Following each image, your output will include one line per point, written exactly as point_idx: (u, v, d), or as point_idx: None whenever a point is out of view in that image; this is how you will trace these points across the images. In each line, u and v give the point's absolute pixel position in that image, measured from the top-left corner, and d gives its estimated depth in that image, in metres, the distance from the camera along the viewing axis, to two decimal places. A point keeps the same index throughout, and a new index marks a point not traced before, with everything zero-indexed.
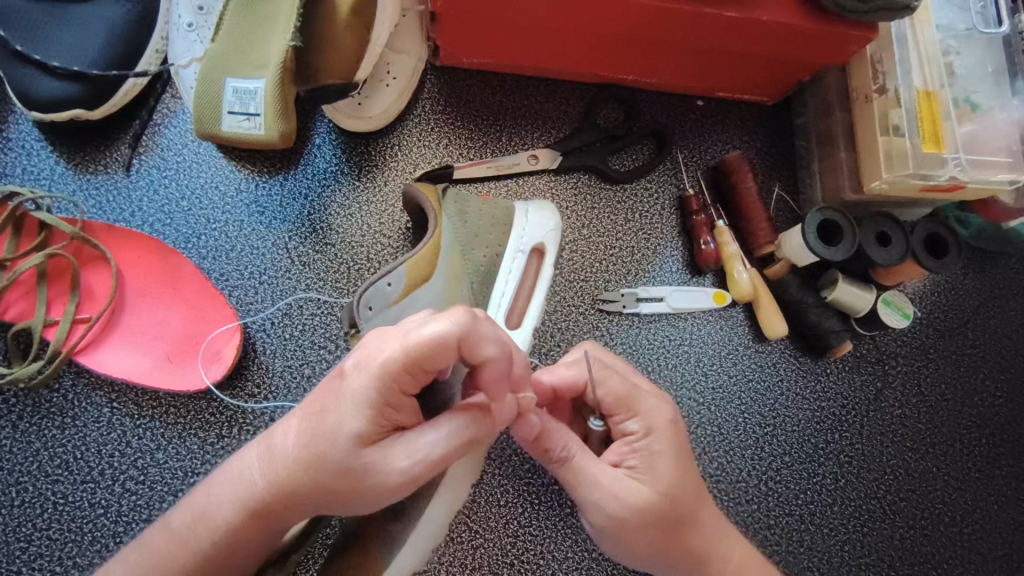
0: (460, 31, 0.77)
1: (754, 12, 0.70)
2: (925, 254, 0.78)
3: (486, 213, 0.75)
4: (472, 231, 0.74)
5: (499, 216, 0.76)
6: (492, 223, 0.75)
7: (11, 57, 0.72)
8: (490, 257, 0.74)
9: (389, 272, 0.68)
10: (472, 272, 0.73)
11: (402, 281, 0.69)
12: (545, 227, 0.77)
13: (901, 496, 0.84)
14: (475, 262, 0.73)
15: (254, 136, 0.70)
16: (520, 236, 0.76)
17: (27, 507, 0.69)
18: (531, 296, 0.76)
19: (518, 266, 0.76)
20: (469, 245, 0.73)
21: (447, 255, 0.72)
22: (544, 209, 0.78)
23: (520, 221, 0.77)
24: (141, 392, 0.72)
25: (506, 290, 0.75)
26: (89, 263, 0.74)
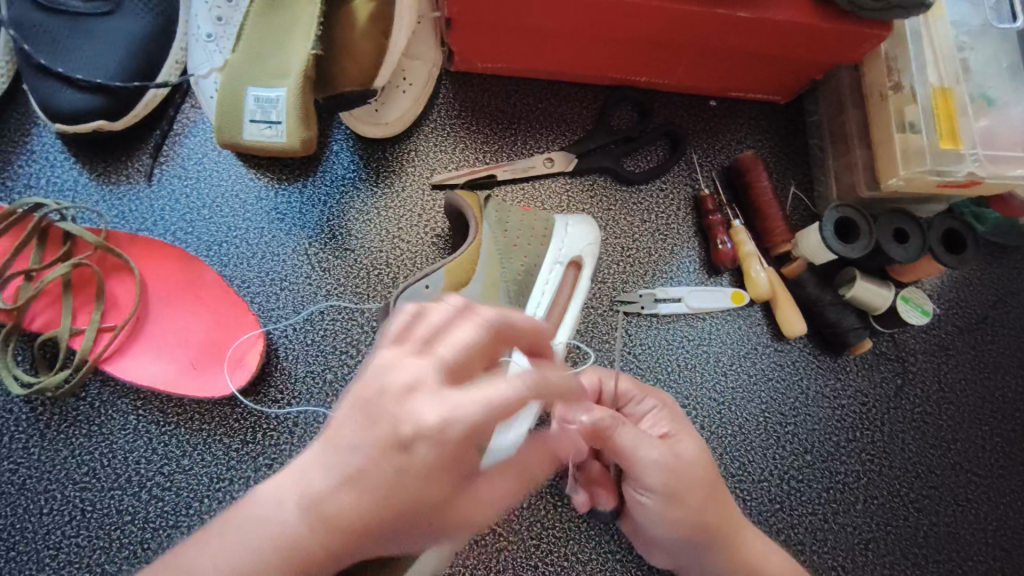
0: (474, 36, 0.78)
1: (767, 12, 0.70)
2: (943, 250, 0.78)
3: (525, 222, 0.76)
4: (511, 240, 0.75)
5: (538, 227, 0.76)
6: (530, 232, 0.76)
7: (34, 70, 0.73)
8: (529, 266, 0.76)
9: (428, 274, 0.69)
10: (506, 279, 0.75)
11: (439, 284, 0.70)
12: (583, 242, 0.78)
13: (924, 493, 0.84)
14: (512, 268, 0.75)
15: (277, 144, 0.70)
16: (557, 248, 0.77)
17: (55, 515, 0.69)
18: (569, 306, 0.77)
19: (555, 277, 0.77)
20: (507, 255, 0.74)
21: (486, 260, 0.73)
22: (584, 223, 0.79)
23: (560, 234, 0.78)
24: (165, 399, 0.73)
25: (542, 299, 0.76)
26: (113, 272, 0.74)
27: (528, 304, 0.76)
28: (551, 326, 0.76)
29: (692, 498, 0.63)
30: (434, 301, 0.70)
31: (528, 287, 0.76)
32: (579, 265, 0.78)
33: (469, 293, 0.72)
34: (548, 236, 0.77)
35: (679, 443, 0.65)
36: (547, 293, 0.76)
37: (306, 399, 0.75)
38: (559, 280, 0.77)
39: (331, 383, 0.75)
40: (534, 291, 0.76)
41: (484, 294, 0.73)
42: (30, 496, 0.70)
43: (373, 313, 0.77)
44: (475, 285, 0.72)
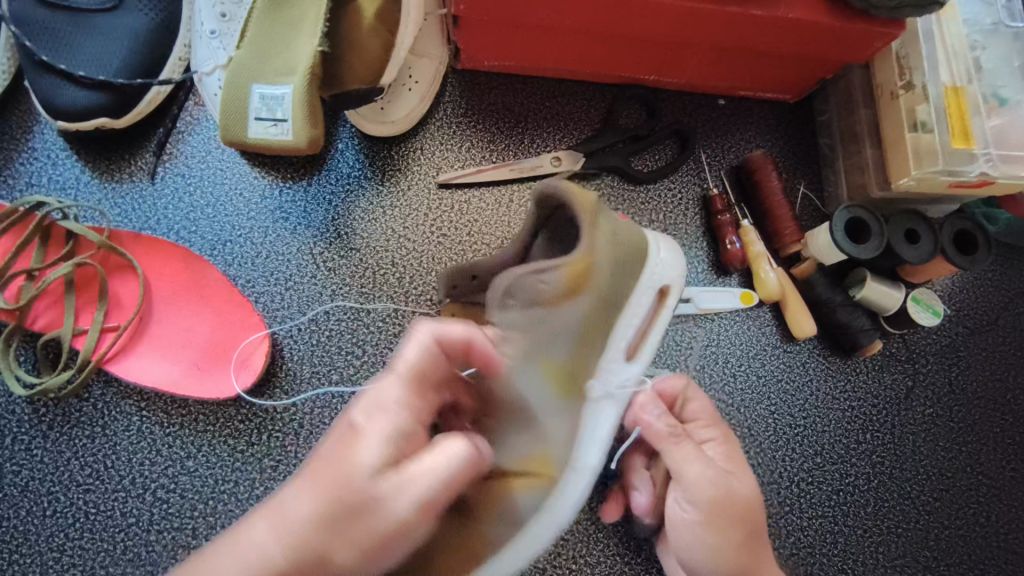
0: (481, 33, 0.77)
1: (779, 9, 0.70)
2: (955, 251, 0.77)
3: (629, 234, 0.67)
4: (621, 253, 0.65)
5: (636, 242, 0.67)
6: (632, 248, 0.66)
7: (36, 67, 0.72)
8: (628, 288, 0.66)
9: (546, 269, 0.60)
10: (614, 300, 0.65)
11: (558, 286, 0.60)
12: (675, 270, 0.70)
13: (935, 496, 0.83)
14: (621, 290, 0.65)
15: (283, 143, 0.69)
16: (651, 274, 0.68)
17: (59, 517, 0.69)
18: (647, 332, 0.69)
19: (648, 303, 0.68)
20: (622, 266, 0.65)
21: (607, 279, 0.64)
22: (673, 249, 0.71)
23: (652, 255, 0.68)
24: (169, 400, 0.72)
25: (632, 322, 0.67)
26: (116, 271, 0.74)
27: (618, 331, 0.66)
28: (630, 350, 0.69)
29: (731, 532, 0.61)
30: (553, 304, 0.61)
31: (619, 307, 0.66)
32: (666, 298, 0.70)
33: (577, 307, 0.62)
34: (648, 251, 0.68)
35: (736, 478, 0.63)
36: (634, 323, 0.67)
37: (311, 401, 0.74)
38: (647, 310, 0.68)
39: (336, 384, 0.74)
40: (623, 323, 0.67)
41: (592, 307, 0.63)
42: (33, 498, 0.69)
43: (379, 313, 0.77)
44: (586, 298, 0.63)
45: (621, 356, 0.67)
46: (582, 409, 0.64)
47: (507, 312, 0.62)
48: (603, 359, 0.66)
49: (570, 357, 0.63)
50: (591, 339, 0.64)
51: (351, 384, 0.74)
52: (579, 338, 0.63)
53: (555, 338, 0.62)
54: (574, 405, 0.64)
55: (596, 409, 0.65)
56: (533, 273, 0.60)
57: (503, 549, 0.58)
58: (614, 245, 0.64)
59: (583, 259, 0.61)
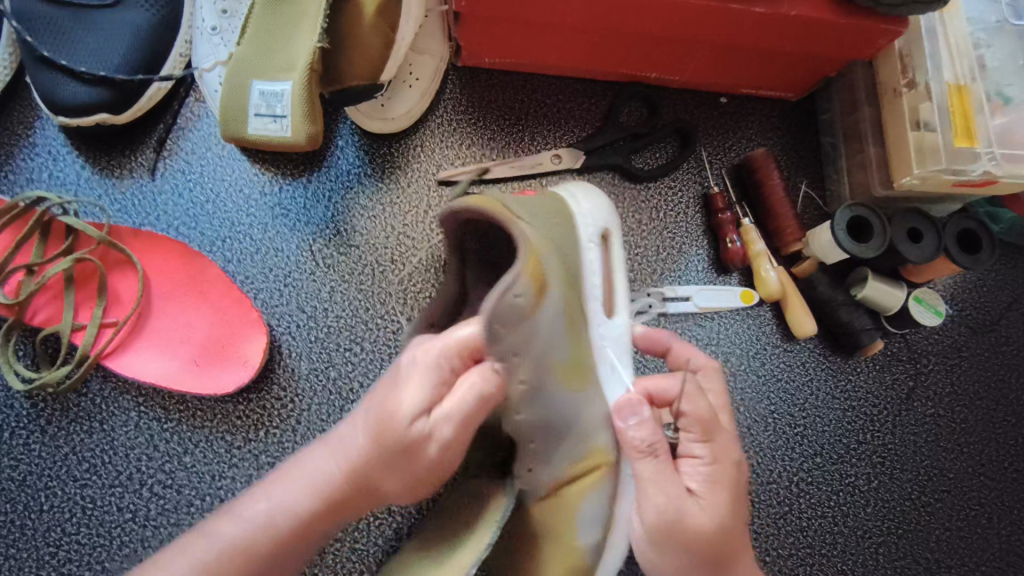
0: (482, 30, 0.77)
1: (781, 7, 0.69)
2: (957, 251, 0.77)
3: (549, 206, 0.65)
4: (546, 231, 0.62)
5: (554, 208, 0.65)
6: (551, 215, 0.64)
7: (38, 63, 0.72)
8: (574, 250, 0.64)
9: (514, 282, 0.54)
10: (563, 270, 0.62)
11: (529, 294, 0.55)
12: (601, 212, 0.68)
13: (936, 497, 0.82)
14: (568, 259, 0.63)
15: (282, 139, 0.69)
16: (586, 225, 0.66)
17: (56, 512, 0.69)
18: (615, 279, 0.67)
19: (597, 256, 0.66)
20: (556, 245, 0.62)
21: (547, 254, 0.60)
22: (592, 195, 0.69)
23: (579, 208, 0.67)
24: (168, 396, 0.72)
25: (599, 281, 0.65)
26: (115, 267, 0.74)
27: (589, 288, 0.65)
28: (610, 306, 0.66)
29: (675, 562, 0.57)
30: (531, 312, 0.56)
31: (580, 273, 0.64)
32: (609, 241, 0.68)
33: (553, 295, 0.58)
34: (569, 218, 0.66)
35: (693, 506, 0.56)
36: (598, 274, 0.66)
37: (309, 397, 0.74)
38: (600, 261, 0.67)
39: (334, 381, 0.74)
40: (586, 278, 0.65)
41: (563, 289, 0.60)
42: (31, 492, 0.69)
43: (378, 311, 0.76)
44: (554, 284, 0.59)
45: (604, 313, 0.65)
46: (601, 387, 0.63)
47: (500, 343, 0.54)
48: (583, 333, 0.63)
49: (568, 349, 0.60)
50: (575, 318, 0.62)
51: (349, 381, 0.74)
52: (568, 324, 0.60)
53: (551, 334, 0.58)
54: (590, 394, 0.61)
55: (605, 378, 0.63)
56: (506, 290, 0.53)
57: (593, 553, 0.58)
58: (546, 224, 0.62)
59: (534, 255, 0.57)
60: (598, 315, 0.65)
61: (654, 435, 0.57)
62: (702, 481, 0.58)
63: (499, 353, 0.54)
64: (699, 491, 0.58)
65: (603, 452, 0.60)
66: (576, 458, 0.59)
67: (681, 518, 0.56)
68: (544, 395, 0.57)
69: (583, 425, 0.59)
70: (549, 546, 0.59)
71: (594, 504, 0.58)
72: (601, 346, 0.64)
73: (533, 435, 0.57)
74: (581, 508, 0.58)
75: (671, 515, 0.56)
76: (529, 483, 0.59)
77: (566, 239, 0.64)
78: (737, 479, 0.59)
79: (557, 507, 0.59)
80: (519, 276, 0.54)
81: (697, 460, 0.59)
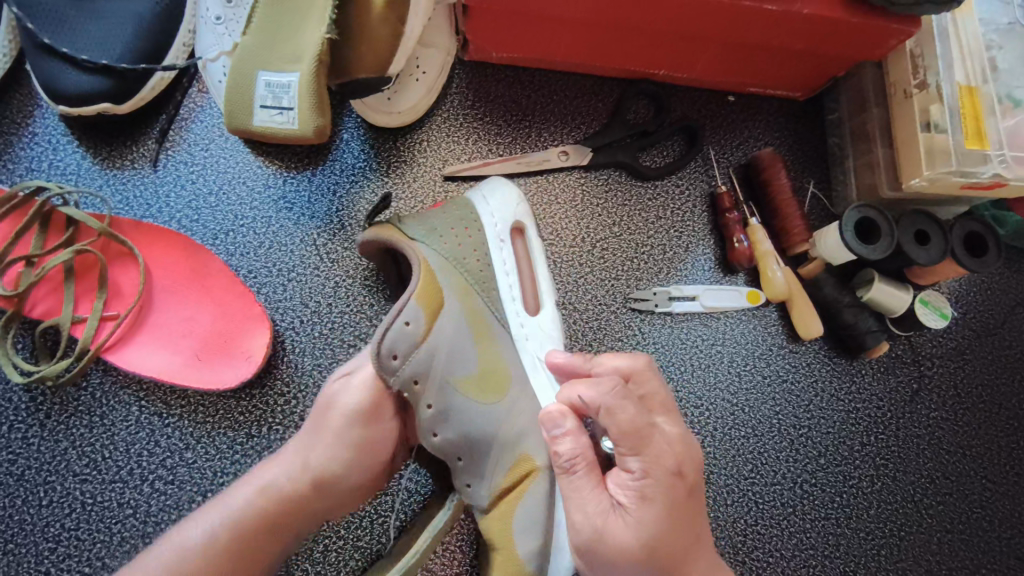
0: (492, 23, 0.76)
1: (794, 5, 0.69)
2: (964, 253, 0.77)
3: (451, 219, 0.69)
4: (452, 242, 0.68)
5: (461, 215, 0.70)
6: (462, 225, 0.69)
7: (39, 50, 0.71)
8: (484, 263, 0.69)
9: (405, 310, 0.61)
10: (473, 280, 0.68)
11: (420, 319, 0.62)
12: (509, 206, 0.72)
13: (938, 499, 0.82)
14: (473, 272, 0.68)
15: (288, 132, 0.68)
16: (492, 224, 0.71)
17: (55, 507, 0.68)
18: (536, 278, 0.73)
19: (510, 255, 0.71)
20: (461, 257, 0.68)
21: (443, 271, 0.66)
22: (500, 187, 0.73)
23: (482, 209, 0.71)
24: (168, 390, 0.71)
25: (513, 281, 0.70)
26: (117, 259, 0.73)
27: (502, 297, 0.70)
28: (534, 302, 0.72)
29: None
30: (423, 336, 0.62)
31: (495, 286, 0.69)
32: (522, 233, 0.73)
33: (450, 316, 0.65)
34: (475, 221, 0.70)
35: (613, 519, 0.55)
36: (513, 275, 0.71)
37: (312, 393, 0.73)
38: (514, 258, 0.72)
39: None
40: (500, 286, 0.70)
41: (463, 305, 0.66)
42: (29, 487, 0.68)
43: (382, 307, 0.76)
44: (450, 303, 0.65)
45: (527, 313, 0.71)
46: (527, 389, 0.67)
47: (399, 371, 0.62)
48: (498, 342, 0.68)
49: (475, 364, 0.65)
50: (484, 331, 0.67)
51: None
52: (473, 338, 0.66)
53: (451, 353, 0.64)
54: (512, 398, 0.66)
55: (529, 381, 0.68)
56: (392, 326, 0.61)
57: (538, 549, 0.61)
58: (445, 242, 0.68)
59: (425, 282, 0.63)
60: (516, 320, 0.70)
61: (578, 445, 0.57)
62: (631, 496, 0.55)
63: (410, 375, 0.62)
64: (626, 505, 0.55)
65: (532, 458, 0.63)
66: (510, 465, 0.63)
67: (602, 532, 0.55)
68: (451, 411, 0.64)
69: (505, 433, 0.64)
70: (498, 556, 0.62)
71: (532, 502, 0.62)
72: (521, 352, 0.69)
73: (458, 451, 0.64)
74: (518, 509, 0.62)
75: (591, 533, 0.55)
76: (471, 497, 0.65)
77: (476, 254, 0.69)
78: (675, 490, 0.56)
79: (498, 517, 0.63)
80: (407, 305, 0.62)
81: (629, 474, 0.55)
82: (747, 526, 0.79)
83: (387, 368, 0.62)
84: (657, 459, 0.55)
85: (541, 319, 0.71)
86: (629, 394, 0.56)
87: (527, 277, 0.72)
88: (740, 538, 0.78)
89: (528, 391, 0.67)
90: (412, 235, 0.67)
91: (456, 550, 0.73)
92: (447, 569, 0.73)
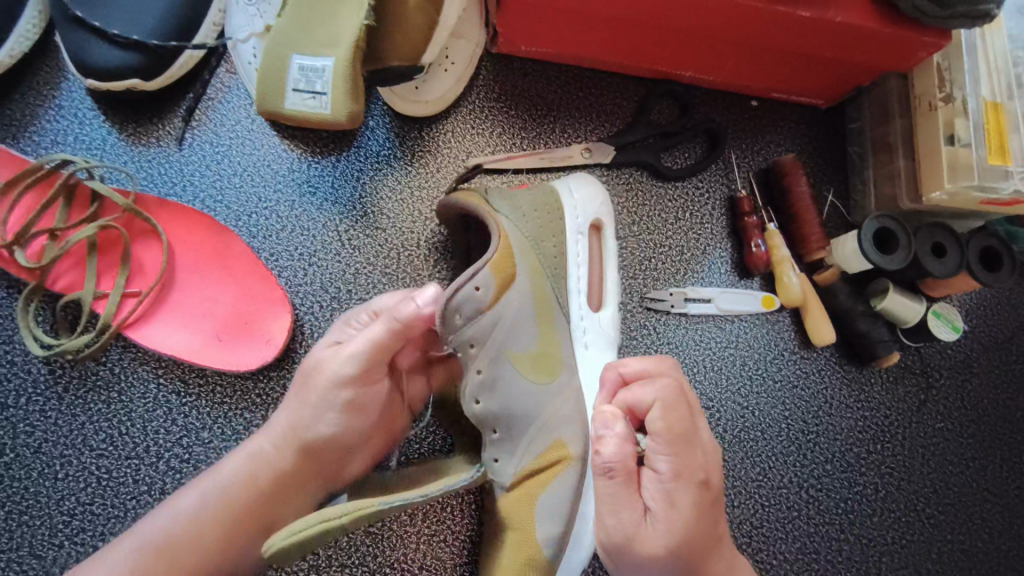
0: (525, 17, 0.76)
1: (829, 13, 0.69)
2: (980, 268, 0.78)
3: (537, 200, 0.70)
4: (534, 223, 0.69)
5: (545, 201, 0.71)
6: (544, 209, 0.70)
7: (70, 22, 0.71)
8: (560, 250, 0.70)
9: (478, 276, 0.61)
10: (547, 266, 0.69)
11: (490, 287, 0.62)
12: (596, 204, 0.73)
13: (940, 509, 0.84)
14: (547, 256, 0.69)
15: (320, 116, 0.68)
16: (574, 217, 0.72)
17: (71, 480, 0.68)
18: (605, 280, 0.73)
19: (584, 250, 0.72)
20: (539, 238, 0.69)
21: (523, 251, 0.67)
22: (584, 182, 0.74)
23: (570, 203, 0.72)
24: (187, 369, 0.71)
25: (580, 274, 0.72)
26: (140, 236, 0.72)
27: (570, 288, 0.71)
28: (596, 297, 0.73)
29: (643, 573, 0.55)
30: (489, 304, 0.63)
31: (563, 274, 0.70)
32: (600, 231, 0.74)
33: (519, 291, 0.65)
34: (559, 207, 0.71)
35: (647, 524, 0.55)
36: (583, 268, 0.72)
37: None
38: (587, 254, 0.73)
39: None
40: (570, 275, 0.71)
41: (534, 287, 0.67)
42: (45, 460, 0.68)
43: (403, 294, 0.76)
44: (522, 281, 0.66)
45: (589, 307, 0.72)
46: (575, 380, 0.68)
47: (457, 331, 0.62)
48: (558, 330, 0.68)
49: (533, 342, 0.66)
50: (546, 315, 0.68)
51: None
52: (535, 319, 0.67)
53: (512, 327, 0.64)
54: (560, 385, 0.66)
55: (580, 373, 0.69)
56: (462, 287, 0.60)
57: (556, 540, 0.60)
58: (526, 221, 0.68)
59: (502, 253, 0.63)
60: (577, 312, 0.71)
61: (621, 451, 0.55)
62: (660, 500, 0.55)
63: (467, 337, 0.62)
64: (655, 510, 0.55)
65: (567, 446, 0.63)
66: (541, 449, 0.63)
67: (632, 538, 0.55)
68: (502, 383, 0.63)
69: (546, 417, 0.64)
70: (512, 536, 0.61)
71: (559, 489, 0.61)
72: (575, 344, 0.70)
73: (496, 422, 0.63)
74: (542, 497, 0.61)
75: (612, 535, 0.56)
76: (496, 472, 0.63)
77: (554, 238, 0.70)
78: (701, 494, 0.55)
79: (520, 499, 0.62)
80: (482, 271, 0.62)
81: (658, 474, 0.55)
82: (752, 528, 0.80)
83: (449, 326, 0.61)
84: (691, 465, 0.55)
85: (603, 317, 0.72)
86: (683, 395, 0.58)
87: (595, 276, 0.73)
88: (745, 540, 0.79)
89: (578, 382, 0.68)
90: (496, 209, 0.67)
91: (465, 541, 0.73)
92: (454, 559, 0.73)
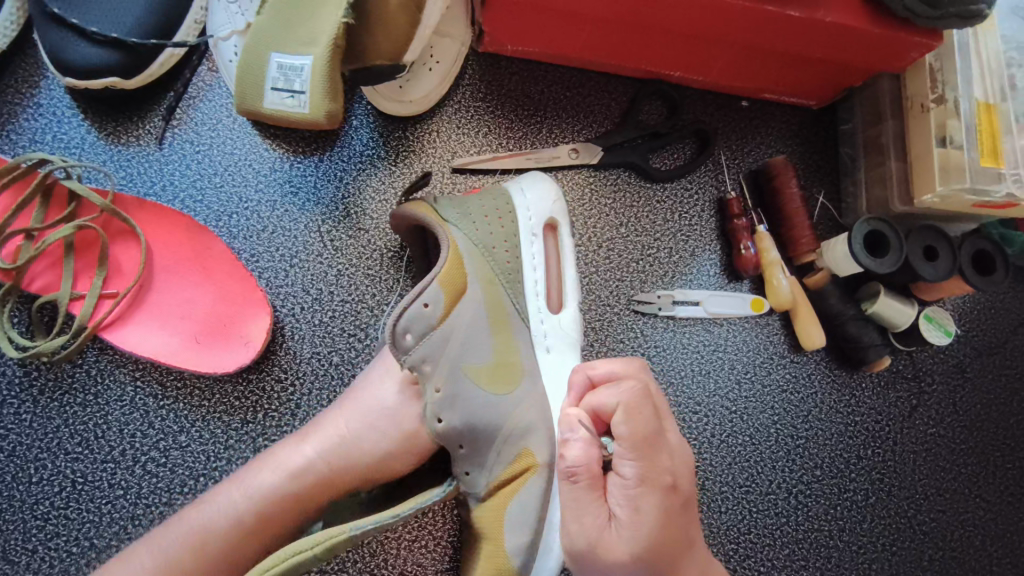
0: (510, 15, 0.75)
1: (818, 12, 0.68)
2: (972, 271, 0.76)
3: (486, 206, 0.69)
4: (484, 230, 0.68)
5: (499, 203, 0.70)
6: (498, 214, 0.69)
7: (48, 20, 0.70)
8: (513, 255, 0.69)
9: (425, 292, 0.61)
10: (501, 273, 0.68)
11: (439, 302, 0.62)
12: (546, 202, 0.72)
13: (930, 516, 0.82)
14: (500, 263, 0.68)
15: (300, 115, 0.67)
16: (526, 217, 0.71)
17: (45, 484, 0.67)
18: (563, 278, 0.72)
19: (540, 250, 0.71)
20: (489, 245, 0.68)
21: (471, 259, 0.66)
22: (542, 184, 0.73)
23: (519, 200, 0.71)
24: (165, 371, 0.70)
25: (538, 277, 0.71)
26: (118, 237, 0.71)
27: (527, 292, 0.70)
28: (555, 299, 0.72)
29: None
30: (440, 320, 0.62)
31: (519, 278, 0.69)
32: (555, 231, 0.73)
33: (469, 301, 0.65)
34: (510, 211, 0.70)
35: (613, 530, 0.53)
36: (541, 270, 0.71)
37: (310, 381, 0.72)
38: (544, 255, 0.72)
39: (337, 366, 0.73)
40: (526, 280, 0.70)
41: (487, 295, 0.66)
42: (19, 463, 0.67)
43: (385, 296, 0.75)
44: (473, 292, 0.65)
45: (548, 310, 0.71)
46: (538, 386, 0.66)
47: (414, 352, 0.61)
48: (516, 336, 0.67)
49: (490, 353, 0.65)
50: (502, 323, 0.66)
51: (351, 367, 0.73)
52: (491, 327, 0.66)
53: (466, 340, 0.63)
54: (522, 393, 0.65)
55: (541, 378, 0.68)
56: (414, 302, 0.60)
57: (525, 549, 0.59)
58: (477, 229, 0.67)
59: (447, 268, 0.63)
60: (537, 316, 0.70)
61: (585, 455, 0.55)
62: (626, 507, 0.53)
63: (420, 357, 0.61)
64: (621, 517, 0.53)
65: (535, 453, 0.62)
66: (511, 459, 0.62)
67: (597, 544, 0.54)
68: (461, 398, 0.62)
69: (510, 426, 0.63)
70: (486, 545, 0.60)
71: (528, 496, 0.60)
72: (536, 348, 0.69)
73: (461, 437, 0.61)
74: (512, 505, 0.60)
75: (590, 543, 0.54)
76: (470, 485, 0.62)
77: (506, 245, 0.69)
78: (675, 500, 0.54)
79: (496, 508, 0.61)
80: (429, 287, 0.61)
81: (624, 480, 0.54)
82: (739, 534, 0.79)
83: (401, 347, 0.60)
84: (658, 470, 0.53)
85: (562, 319, 0.71)
86: (649, 397, 0.56)
87: (554, 276, 0.73)
88: (732, 546, 0.78)
89: (541, 388, 0.66)
90: (446, 218, 0.66)
91: (447, 546, 0.72)
92: (436, 564, 0.72)
